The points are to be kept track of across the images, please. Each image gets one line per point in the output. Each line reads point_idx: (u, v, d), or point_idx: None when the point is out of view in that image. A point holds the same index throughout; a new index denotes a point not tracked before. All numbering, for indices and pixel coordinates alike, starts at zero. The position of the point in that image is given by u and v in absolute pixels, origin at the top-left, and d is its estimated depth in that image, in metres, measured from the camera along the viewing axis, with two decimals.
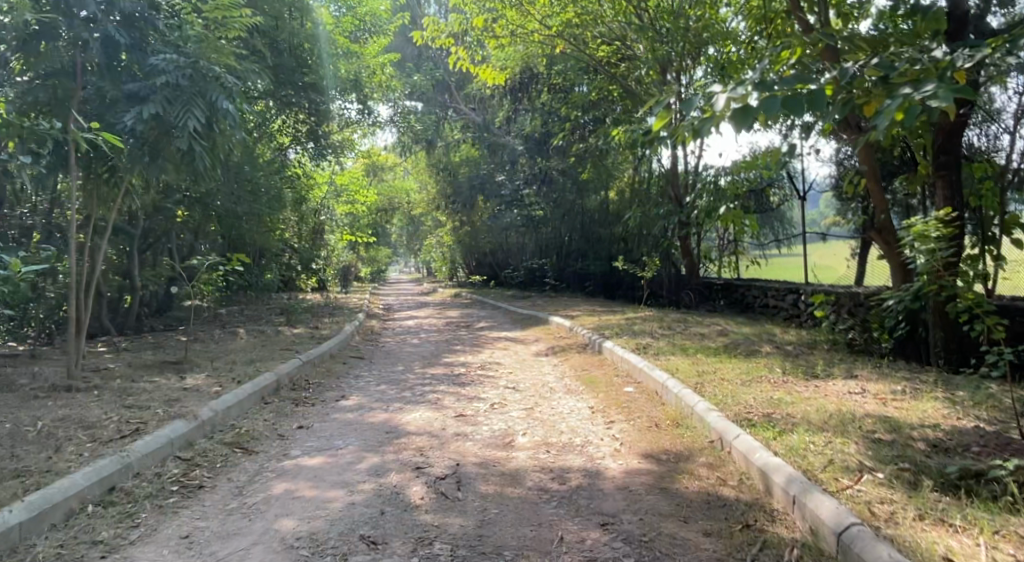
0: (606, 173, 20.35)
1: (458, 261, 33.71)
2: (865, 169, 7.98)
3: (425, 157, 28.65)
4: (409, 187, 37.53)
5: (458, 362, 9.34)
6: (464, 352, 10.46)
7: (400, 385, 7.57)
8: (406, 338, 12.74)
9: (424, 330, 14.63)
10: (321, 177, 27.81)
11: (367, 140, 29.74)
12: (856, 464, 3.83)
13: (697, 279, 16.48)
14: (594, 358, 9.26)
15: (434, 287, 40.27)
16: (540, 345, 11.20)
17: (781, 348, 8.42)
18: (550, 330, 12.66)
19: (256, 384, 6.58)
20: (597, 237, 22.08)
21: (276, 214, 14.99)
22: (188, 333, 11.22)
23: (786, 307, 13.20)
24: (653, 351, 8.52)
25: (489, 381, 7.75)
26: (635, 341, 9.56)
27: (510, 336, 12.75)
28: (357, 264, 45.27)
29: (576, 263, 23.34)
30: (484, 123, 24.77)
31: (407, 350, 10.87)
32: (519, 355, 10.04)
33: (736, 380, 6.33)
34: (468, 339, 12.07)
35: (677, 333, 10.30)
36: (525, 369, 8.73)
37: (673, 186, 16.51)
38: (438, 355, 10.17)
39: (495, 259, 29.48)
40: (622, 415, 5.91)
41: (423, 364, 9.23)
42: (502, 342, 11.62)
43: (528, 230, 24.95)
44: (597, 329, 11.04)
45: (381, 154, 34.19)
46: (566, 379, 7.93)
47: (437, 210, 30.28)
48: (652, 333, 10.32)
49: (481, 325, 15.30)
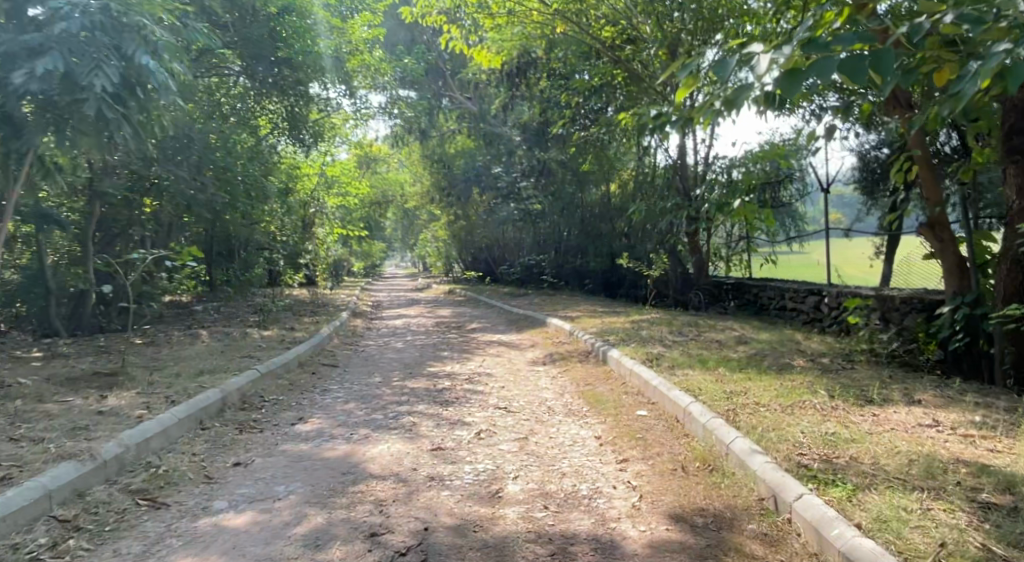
0: (607, 164, 19.29)
1: (453, 256, 32.68)
2: (918, 155, 6.89)
3: (418, 148, 27.65)
4: (403, 180, 36.52)
5: (442, 372, 8.24)
6: (451, 359, 9.38)
7: (371, 403, 6.45)
8: (390, 342, 11.67)
9: (411, 331, 13.53)
10: (310, 168, 26.75)
11: (360, 130, 28.67)
12: (982, 553, 2.74)
13: (707, 279, 15.31)
14: (598, 369, 8.17)
15: (428, 283, 39.27)
16: (535, 351, 10.13)
17: (816, 361, 7.30)
18: (547, 334, 11.56)
19: (193, 405, 5.43)
20: (598, 232, 21.03)
21: (252, 205, 13.86)
22: (146, 335, 10.10)
23: (806, 311, 12.12)
24: (667, 364, 7.39)
25: (476, 398, 6.64)
26: (644, 349, 8.45)
27: (504, 339, 11.68)
28: (350, 259, 44.26)
29: (574, 260, 22.32)
30: (480, 112, 23.75)
31: (388, 356, 9.78)
32: (513, 365, 8.95)
33: (773, 406, 5.23)
34: (458, 344, 10.98)
35: (691, 340, 9.18)
36: (519, 382, 7.64)
37: (681, 178, 15.45)
38: (423, 363, 9.08)
39: (491, 255, 28.41)
40: (638, 451, 4.79)
41: (404, 375, 8.12)
42: (495, 348, 10.54)
43: (525, 225, 23.89)
44: (600, 335, 9.95)
45: (374, 145, 33.14)
46: (568, 396, 6.84)
47: (432, 204, 29.23)
48: (663, 340, 9.20)
49: (473, 327, 14.22)
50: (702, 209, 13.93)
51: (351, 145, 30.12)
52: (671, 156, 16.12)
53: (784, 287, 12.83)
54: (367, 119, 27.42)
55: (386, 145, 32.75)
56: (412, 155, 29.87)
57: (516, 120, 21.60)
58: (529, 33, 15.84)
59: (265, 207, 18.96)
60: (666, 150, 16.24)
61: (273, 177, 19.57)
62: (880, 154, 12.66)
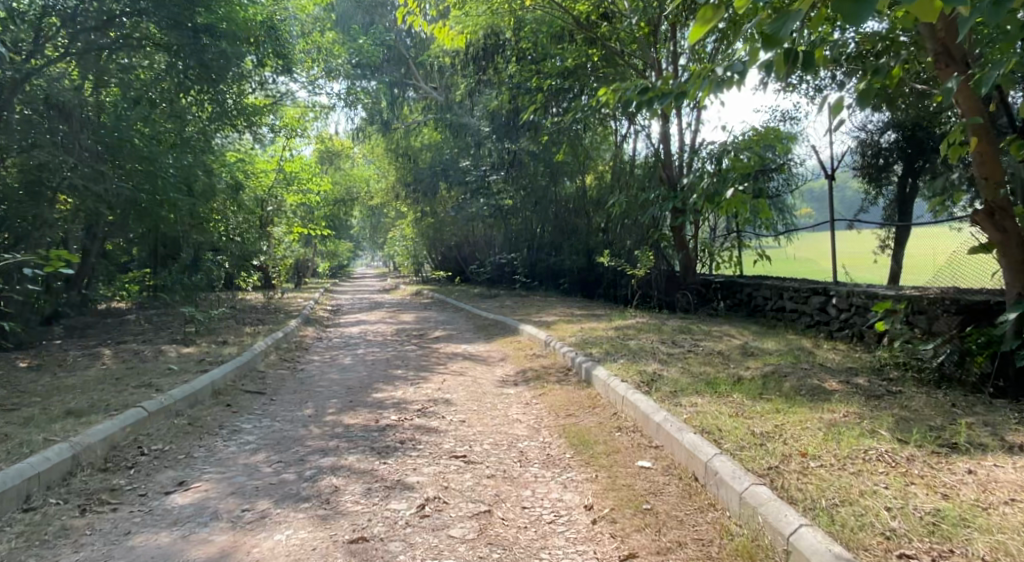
0: (582, 155, 17.89)
1: (421, 255, 31.09)
2: (973, 124, 5.54)
3: (381, 141, 26.11)
4: (368, 176, 34.89)
5: (389, 400, 6.73)
6: (404, 380, 7.88)
7: (287, 452, 4.90)
8: (339, 356, 10.14)
9: (367, 342, 12.01)
10: (265, 163, 25.00)
11: (319, 122, 26.95)
12: None
13: (693, 278, 13.81)
14: (581, 392, 6.74)
15: (397, 284, 37.60)
16: (506, 367, 8.66)
17: (851, 383, 5.88)
18: (519, 345, 10.09)
19: (21, 472, 3.85)
20: (573, 228, 19.69)
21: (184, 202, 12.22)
22: (39, 354, 8.47)
23: (808, 313, 10.80)
24: (669, 388, 5.95)
25: (428, 442, 5.14)
26: (636, 365, 7.01)
27: (469, 351, 10.22)
28: (314, 260, 42.41)
29: (548, 258, 20.95)
30: (446, 102, 22.29)
31: (330, 378, 8.23)
32: (480, 387, 7.45)
33: (829, 461, 3.80)
34: (415, 359, 9.45)
35: (691, 353, 7.75)
36: (484, 414, 6.14)
37: (665, 168, 14.10)
38: (369, 386, 7.54)
39: (461, 254, 26.91)
40: (650, 536, 3.35)
41: (341, 405, 6.57)
42: (459, 363, 9.03)
43: (496, 221, 22.42)
44: (580, 347, 8.49)
45: (336, 138, 31.38)
46: (547, 435, 5.37)
47: (398, 200, 27.61)
48: (657, 352, 7.79)
49: (437, 335, 12.70)
50: (689, 200, 12.62)
51: (310, 139, 28.39)
52: (653, 144, 14.76)
53: (783, 285, 11.49)
54: (326, 110, 25.78)
55: (348, 139, 31.07)
56: (376, 149, 28.19)
57: (484, 108, 20.11)
58: (494, 10, 14.39)
59: (209, 203, 17.28)
60: (646, 138, 14.94)
61: (218, 171, 17.87)
62: (885, 139, 11.63)
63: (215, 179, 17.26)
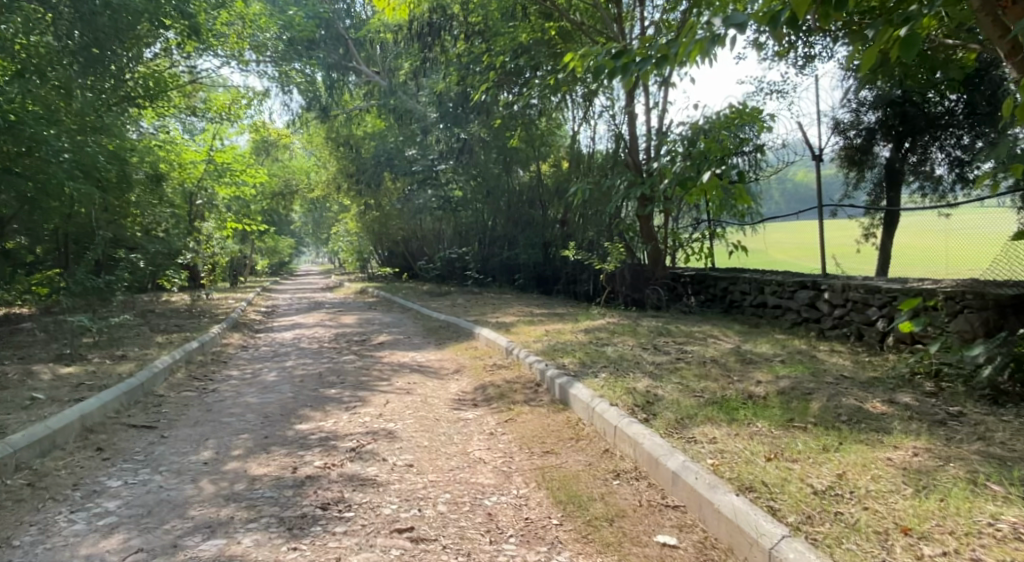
0: (538, 141, 16.65)
1: (367, 251, 29.47)
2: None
3: (321, 128, 24.42)
4: (309, 169, 33.06)
5: (316, 435, 5.31)
6: (339, 403, 6.49)
7: (155, 532, 3.44)
8: (264, 370, 8.65)
9: (300, 352, 10.53)
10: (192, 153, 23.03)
11: (252, 109, 25.05)
12: None
13: (664, 271, 12.42)
14: (558, 418, 5.43)
15: (340, 282, 35.72)
16: (463, 381, 7.34)
17: (898, 402, 4.68)
18: (476, 353, 8.76)
19: None
20: (527, 220, 18.49)
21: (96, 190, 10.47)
22: None
23: (794, 309, 9.57)
24: (673, 414, 4.68)
25: (361, 507, 3.75)
26: (623, 381, 5.74)
27: (419, 359, 8.87)
28: (252, 257, 40.18)
29: (502, 252, 19.64)
30: (390, 86, 20.80)
31: (246, 401, 6.76)
32: (430, 411, 6.08)
33: (950, 549, 2.59)
34: (354, 372, 8.04)
35: (682, 362, 6.54)
36: (438, 453, 4.79)
37: (631, 153, 12.91)
38: (293, 414, 6.10)
39: (408, 249, 25.48)
40: None
41: (252, 445, 5.12)
42: (406, 377, 7.65)
43: (445, 214, 20.99)
44: (550, 356, 7.20)
45: (273, 128, 29.49)
46: (523, 490, 4.04)
47: (341, 192, 26.00)
48: (642, 362, 6.55)
49: (381, 340, 11.28)
50: (658, 187, 11.51)
51: (243, 127, 26.42)
52: (616, 127, 13.62)
53: (763, 279, 10.26)
54: (261, 95, 23.98)
55: (287, 129, 29.23)
56: (315, 138, 26.39)
57: (430, 92, 18.70)
58: None
59: (126, 195, 15.43)
60: (610, 120, 13.82)
61: (135, 160, 16.09)
62: (867, 118, 10.60)
63: (130, 167, 15.44)
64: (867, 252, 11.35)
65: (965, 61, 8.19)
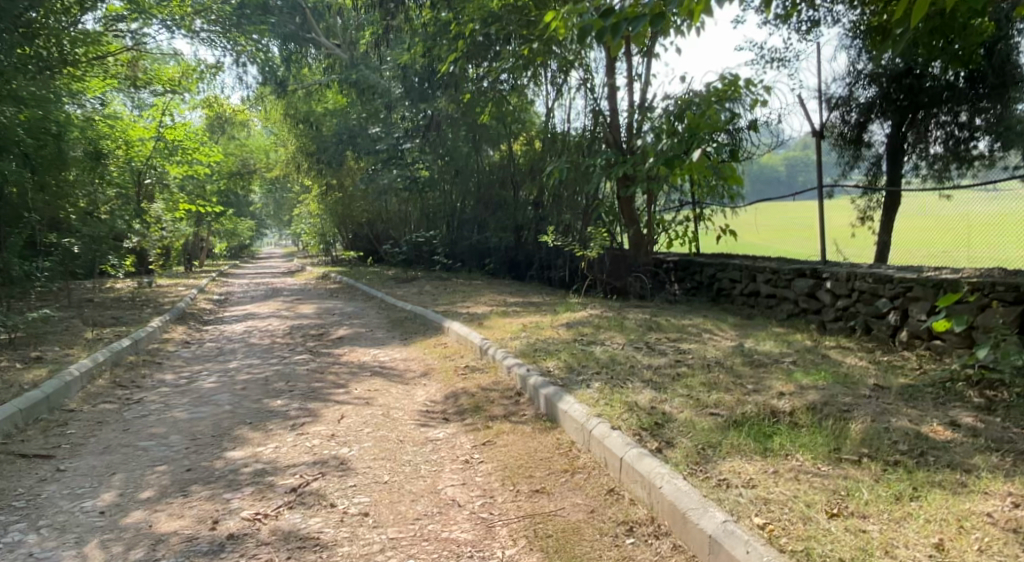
0: (509, 118, 15.65)
1: (330, 234, 28.24)
2: None
3: (279, 104, 23.10)
4: (268, 148, 31.59)
5: (250, 467, 4.34)
6: (283, 419, 5.52)
7: None
8: (204, 374, 7.63)
9: (250, 348, 9.52)
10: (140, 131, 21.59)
11: (205, 83, 23.58)
12: None
13: (646, 257, 11.49)
14: (547, 440, 4.52)
15: (302, 266, 34.38)
16: (431, 387, 6.42)
17: (962, 424, 3.86)
18: (446, 351, 7.81)
19: None
20: (498, 201, 17.55)
21: None
22: None
23: (790, 299, 8.54)
24: (692, 443, 3.78)
25: None
26: (620, 394, 4.80)
27: (382, 359, 7.93)
28: (209, 239, 38.58)
29: (471, 236, 18.67)
30: (351, 59, 19.61)
31: (173, 417, 5.74)
32: (392, 430, 5.12)
33: None
34: (305, 376, 7.05)
35: (683, 365, 5.68)
36: (402, 493, 3.87)
37: (611, 131, 11.85)
38: (228, 435, 5.12)
39: (373, 231, 24.37)
40: None
41: (168, 483, 4.15)
42: (365, 383, 6.69)
43: (411, 195, 19.92)
44: (530, 359, 6.29)
45: (228, 104, 27.99)
46: (512, 553, 3.13)
47: (303, 173, 24.74)
48: (638, 366, 5.67)
49: (340, 334, 10.28)
50: (640, 166, 10.60)
51: (195, 102, 24.91)
52: (594, 102, 12.67)
53: (755, 266, 9.23)
54: (215, 69, 22.56)
55: (244, 106, 27.77)
56: (273, 114, 24.98)
57: (394, 65, 17.55)
58: None
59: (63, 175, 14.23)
60: (587, 95, 12.88)
61: (72, 136, 14.76)
62: (862, 95, 9.68)
63: (65, 145, 14.18)
64: (862, 235, 10.42)
65: (984, 27, 7.35)
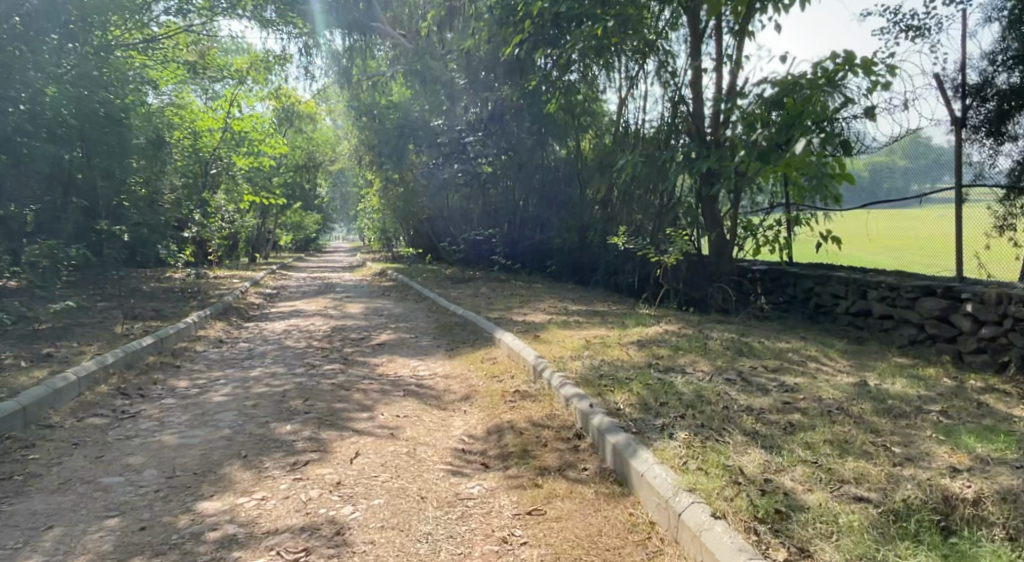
0: (579, 109, 14.42)
1: (391, 229, 27.64)
2: None
3: (343, 96, 22.49)
4: (333, 141, 31.22)
5: (219, 532, 3.29)
6: (286, 452, 4.48)
7: None
8: (219, 383, 6.69)
9: (282, 351, 8.63)
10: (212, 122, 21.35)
11: (274, 74, 23.21)
12: None
13: (730, 266, 10.08)
14: (618, 516, 3.29)
15: (363, 260, 33.94)
16: (472, 417, 5.29)
17: None
18: (494, 369, 6.64)
19: None
20: (563, 199, 16.36)
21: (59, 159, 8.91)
22: None
23: (913, 322, 7.01)
24: (838, 553, 2.52)
25: None
26: (717, 452, 3.52)
27: (420, 374, 6.86)
28: (275, 232, 38.65)
29: (533, 236, 17.52)
30: (415, 49, 18.75)
31: (160, 441, 4.79)
32: (413, 480, 4.00)
33: None
34: (329, 393, 6.01)
35: (795, 411, 4.34)
36: None
37: (693, 121, 10.49)
38: (211, 474, 4.09)
39: (434, 227, 23.55)
40: None
41: (108, 551, 3.15)
42: (394, 407, 5.58)
43: (472, 191, 18.91)
44: (594, 388, 5.07)
45: (296, 96, 27.66)
46: None
47: (365, 166, 24.14)
48: (735, 409, 4.39)
49: (382, 339, 9.29)
50: (728, 161, 9.20)
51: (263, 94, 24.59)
52: (672, 89, 11.36)
53: (866, 280, 7.70)
54: (286, 60, 22.11)
55: (311, 98, 27.40)
56: (338, 106, 24.43)
57: (460, 53, 16.45)
58: None
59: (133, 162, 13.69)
60: (668, 81, 11.58)
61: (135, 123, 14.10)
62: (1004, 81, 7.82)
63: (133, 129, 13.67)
64: (997, 248, 8.54)
65: None
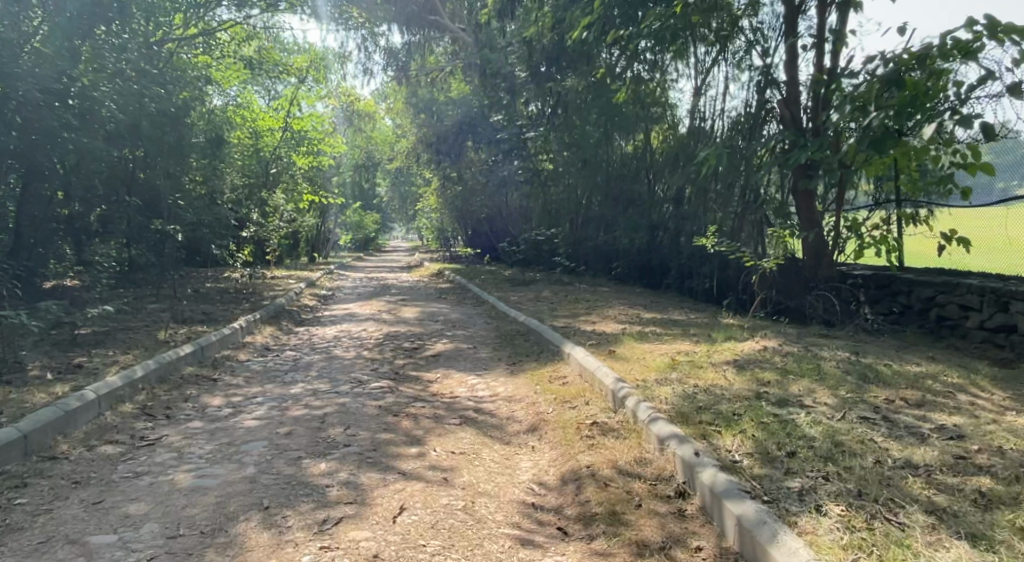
0: (650, 100, 13.32)
1: (448, 229, 26.99)
2: None
3: (402, 93, 21.88)
4: (392, 140, 30.79)
5: None
6: (317, 503, 3.63)
7: None
8: (255, 402, 5.93)
9: (329, 362, 7.87)
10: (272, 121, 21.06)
11: (333, 73, 22.82)
12: None
13: (830, 272, 8.87)
14: None
15: (421, 261, 33.45)
16: (543, 457, 4.35)
17: None
18: (565, 393, 5.67)
19: None
20: (631, 197, 15.27)
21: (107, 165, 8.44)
22: None
23: None
24: None
25: None
26: (899, 547, 2.49)
27: (479, 396, 5.96)
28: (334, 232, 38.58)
29: (597, 236, 16.47)
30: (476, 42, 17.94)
31: (172, 481, 4.02)
32: (471, 554, 3.09)
33: None
34: (374, 419, 5.17)
35: (977, 472, 3.25)
36: None
37: (786, 108, 9.28)
38: (221, 534, 3.28)
39: (493, 227, 22.74)
40: None
41: None
42: (448, 441, 4.68)
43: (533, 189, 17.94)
44: (698, 429, 4.07)
45: (355, 95, 27.32)
46: None
47: (423, 164, 23.51)
48: (892, 467, 3.33)
49: (438, 350, 8.45)
50: (830, 151, 8.01)
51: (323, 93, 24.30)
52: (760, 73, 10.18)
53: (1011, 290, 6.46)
54: (345, 58, 21.66)
55: (371, 98, 27.02)
56: (397, 105, 23.90)
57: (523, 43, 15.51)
58: None
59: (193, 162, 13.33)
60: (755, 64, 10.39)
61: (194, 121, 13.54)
62: None
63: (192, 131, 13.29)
64: None
65: None
